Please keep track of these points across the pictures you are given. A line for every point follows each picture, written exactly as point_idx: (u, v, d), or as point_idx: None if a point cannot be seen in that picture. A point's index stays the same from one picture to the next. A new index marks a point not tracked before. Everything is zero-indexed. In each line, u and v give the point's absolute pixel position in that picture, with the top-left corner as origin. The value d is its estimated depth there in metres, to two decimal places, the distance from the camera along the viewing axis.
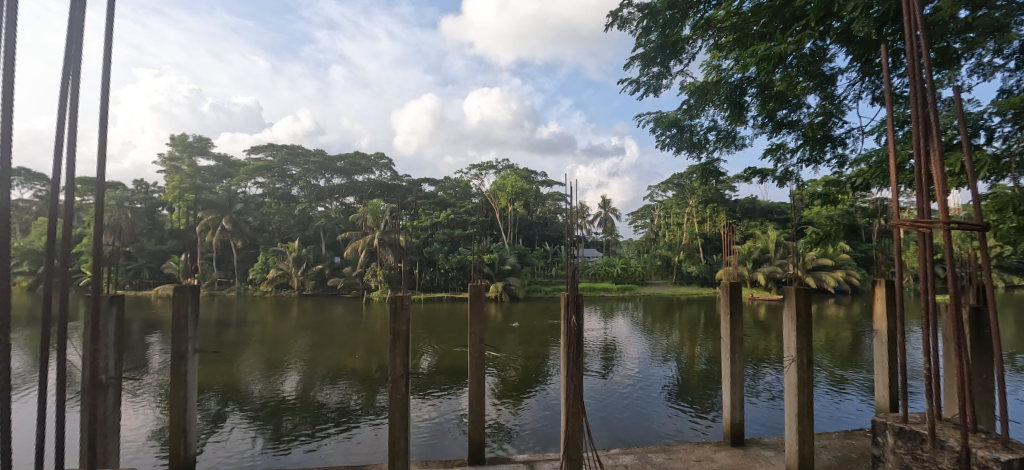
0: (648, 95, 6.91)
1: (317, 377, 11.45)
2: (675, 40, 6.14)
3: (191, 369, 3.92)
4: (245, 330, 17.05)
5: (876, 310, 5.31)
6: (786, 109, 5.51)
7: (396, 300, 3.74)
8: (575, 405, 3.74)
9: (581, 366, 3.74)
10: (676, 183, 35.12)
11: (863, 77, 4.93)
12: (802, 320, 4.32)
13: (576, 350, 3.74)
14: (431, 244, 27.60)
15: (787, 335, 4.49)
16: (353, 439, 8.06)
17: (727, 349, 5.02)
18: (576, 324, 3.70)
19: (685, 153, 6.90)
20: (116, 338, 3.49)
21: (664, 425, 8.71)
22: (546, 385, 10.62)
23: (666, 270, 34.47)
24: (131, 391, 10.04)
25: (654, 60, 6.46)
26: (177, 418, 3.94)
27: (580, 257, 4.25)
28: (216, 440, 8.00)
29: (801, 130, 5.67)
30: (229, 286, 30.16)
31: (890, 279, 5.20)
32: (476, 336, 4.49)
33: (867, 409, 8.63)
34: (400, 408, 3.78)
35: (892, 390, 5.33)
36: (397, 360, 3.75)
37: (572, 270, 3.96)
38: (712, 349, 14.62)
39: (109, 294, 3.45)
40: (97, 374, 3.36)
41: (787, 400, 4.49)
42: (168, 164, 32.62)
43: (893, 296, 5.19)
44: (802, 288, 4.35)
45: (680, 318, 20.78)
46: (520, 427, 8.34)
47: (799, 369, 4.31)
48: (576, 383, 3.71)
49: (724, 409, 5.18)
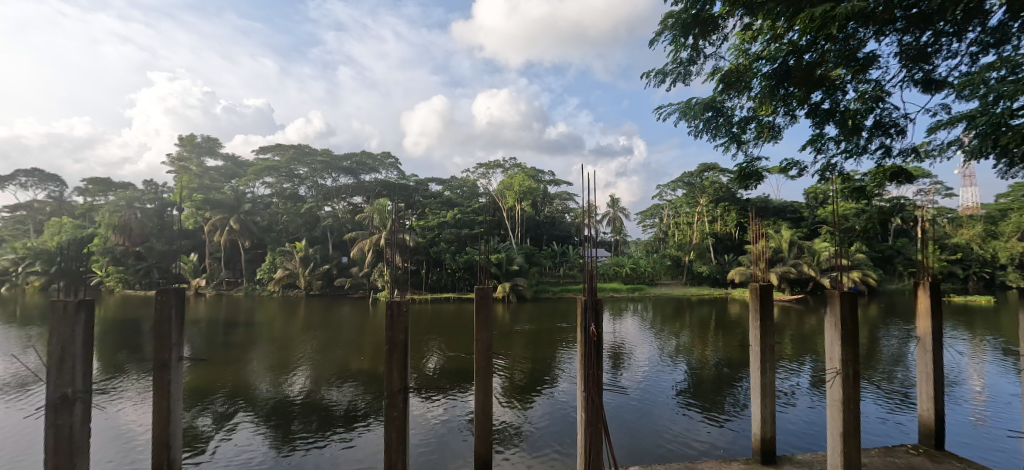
0: (673, 83, 6.43)
1: (325, 378, 11.30)
2: (708, 17, 5.34)
3: (175, 378, 3.73)
4: (253, 330, 16.96)
5: (919, 316, 5.05)
6: (820, 95, 5.08)
7: (394, 307, 3.51)
8: (593, 421, 3.51)
9: (598, 378, 3.50)
10: (685, 182, 34.59)
11: (904, 62, 4.50)
12: (845, 328, 4.02)
13: (595, 364, 3.51)
14: (438, 244, 27.32)
15: (829, 344, 4.21)
16: (357, 440, 7.87)
17: (757, 357, 4.75)
18: (596, 334, 3.49)
19: (720, 143, 6.32)
20: (86, 349, 3.34)
21: (678, 428, 8.43)
22: (556, 387, 10.37)
23: (676, 270, 33.90)
24: (124, 392, 9.86)
25: (683, 44, 5.77)
26: (161, 433, 3.72)
27: (595, 258, 4.00)
28: (222, 440, 7.87)
29: (838, 120, 5.25)
30: (237, 286, 30.13)
31: (936, 283, 4.91)
32: (482, 342, 4.20)
33: (898, 416, 8.26)
34: (396, 428, 3.54)
35: (939, 403, 5.07)
36: (395, 374, 3.53)
37: (588, 275, 3.70)
38: (724, 350, 14.34)
39: (79, 300, 3.29)
40: (63, 387, 3.23)
41: (829, 415, 4.23)
42: (178, 164, 32.95)
43: (940, 302, 4.89)
44: (846, 292, 4.06)
45: (690, 319, 20.41)
46: (529, 428, 8.17)
47: (844, 382, 4.02)
48: (595, 397, 3.49)
49: (753, 422, 4.93)
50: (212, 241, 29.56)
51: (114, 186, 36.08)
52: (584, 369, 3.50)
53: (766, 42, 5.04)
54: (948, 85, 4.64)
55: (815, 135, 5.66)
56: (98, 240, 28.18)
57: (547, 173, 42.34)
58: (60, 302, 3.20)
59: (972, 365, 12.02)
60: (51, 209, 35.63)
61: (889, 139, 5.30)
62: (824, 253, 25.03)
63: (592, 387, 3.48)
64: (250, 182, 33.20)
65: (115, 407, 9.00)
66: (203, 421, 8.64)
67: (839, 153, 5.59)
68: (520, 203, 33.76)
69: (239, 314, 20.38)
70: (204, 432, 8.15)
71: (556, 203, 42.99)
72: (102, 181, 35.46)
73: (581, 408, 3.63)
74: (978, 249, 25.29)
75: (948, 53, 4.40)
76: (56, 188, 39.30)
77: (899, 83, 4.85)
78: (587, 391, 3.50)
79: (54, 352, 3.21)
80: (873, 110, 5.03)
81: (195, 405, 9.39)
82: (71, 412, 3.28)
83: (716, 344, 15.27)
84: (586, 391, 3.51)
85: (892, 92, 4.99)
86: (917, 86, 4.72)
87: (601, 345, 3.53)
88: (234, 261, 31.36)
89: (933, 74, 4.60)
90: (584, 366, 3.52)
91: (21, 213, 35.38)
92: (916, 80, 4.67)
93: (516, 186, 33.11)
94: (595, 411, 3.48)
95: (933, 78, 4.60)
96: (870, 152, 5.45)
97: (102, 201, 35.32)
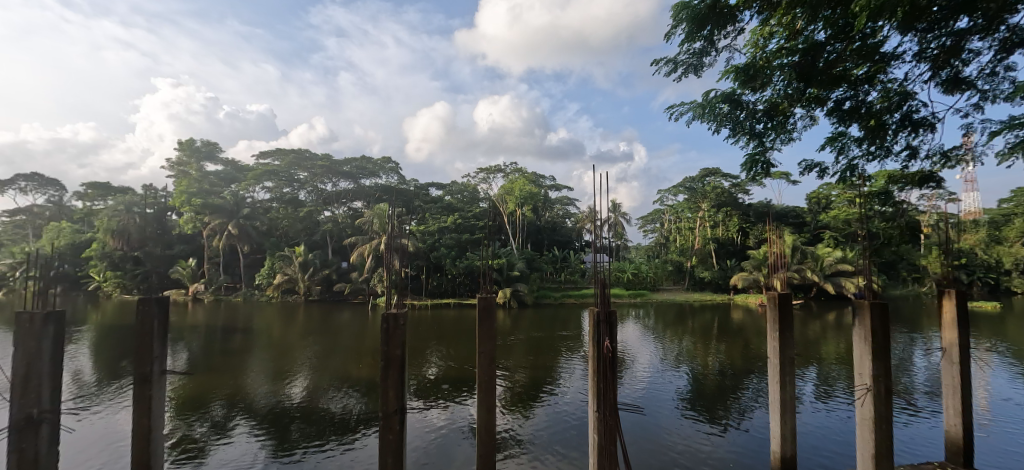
0: (687, 75, 6.23)
1: (325, 384, 11.10)
2: (723, 8, 5.16)
3: (156, 393, 3.57)
4: (251, 336, 16.78)
5: (945, 327, 4.92)
6: (838, 94, 4.95)
7: (390, 320, 3.33)
8: (606, 445, 3.35)
9: (611, 395, 3.35)
10: (687, 186, 34.44)
11: (927, 60, 4.37)
12: (875, 341, 3.96)
13: (607, 381, 3.35)
14: (438, 249, 27.06)
15: (859, 359, 4.14)
16: (356, 448, 7.67)
17: (776, 369, 4.58)
18: (611, 350, 3.33)
19: (736, 139, 6.12)
20: (52, 366, 3.20)
21: (682, 435, 8.24)
22: (558, 394, 10.17)
23: (678, 275, 33.61)
24: (111, 399, 9.61)
25: (697, 36, 5.59)
26: (140, 452, 3.53)
27: (605, 266, 3.82)
28: (220, 447, 7.68)
29: (861, 120, 5.09)
30: (236, 291, 29.85)
31: (961, 292, 4.79)
32: (486, 353, 3.97)
33: (914, 426, 8.01)
34: (391, 452, 3.36)
35: (967, 419, 4.94)
36: (390, 394, 3.36)
37: (600, 283, 3.53)
38: (726, 357, 14.19)
39: (47, 312, 3.17)
40: (27, 408, 3.10)
41: (860, 435, 4.16)
42: (176, 169, 33.05)
43: (965, 313, 4.77)
44: (878, 304, 3.97)
45: (693, 325, 20.23)
46: (530, 434, 8.01)
47: (877, 400, 3.96)
48: (608, 417, 3.33)
49: (772, 438, 4.75)
50: (211, 245, 29.41)
51: (113, 190, 36.03)
52: (596, 387, 3.34)
53: (782, 39, 4.92)
54: (974, 85, 4.51)
55: (834, 135, 5.52)
56: (96, 245, 27.76)
57: (547, 178, 42.29)
58: (27, 316, 3.09)
59: (979, 372, 11.81)
60: (51, 214, 35.60)
61: (914, 137, 5.11)
62: (827, 259, 24.98)
63: (602, 405, 3.34)
64: (250, 187, 33.07)
65: (104, 414, 8.78)
66: (200, 428, 8.45)
67: (861, 153, 5.45)
68: (520, 208, 33.72)
69: (238, 320, 20.12)
70: (202, 440, 7.96)
71: (557, 208, 42.97)
72: (102, 185, 35.47)
73: (592, 429, 3.45)
74: (982, 254, 25.03)
75: (973, 52, 4.25)
76: (55, 193, 39.22)
77: (924, 81, 4.70)
78: (599, 410, 3.35)
79: (19, 370, 3.07)
80: (900, 109, 4.87)
81: (192, 413, 9.18)
82: (36, 433, 3.14)
83: (720, 350, 15.02)
84: (598, 411, 3.35)
85: (916, 92, 4.83)
86: (939, 86, 4.58)
87: (616, 360, 3.37)
88: (233, 267, 31.15)
89: (960, 73, 4.46)
90: (597, 383, 3.37)
91: (20, 217, 35.39)
92: (942, 79, 4.52)
93: (516, 191, 33.15)
94: (607, 431, 3.33)
95: (961, 76, 4.45)
96: (894, 152, 5.27)
97: (101, 205, 35.22)
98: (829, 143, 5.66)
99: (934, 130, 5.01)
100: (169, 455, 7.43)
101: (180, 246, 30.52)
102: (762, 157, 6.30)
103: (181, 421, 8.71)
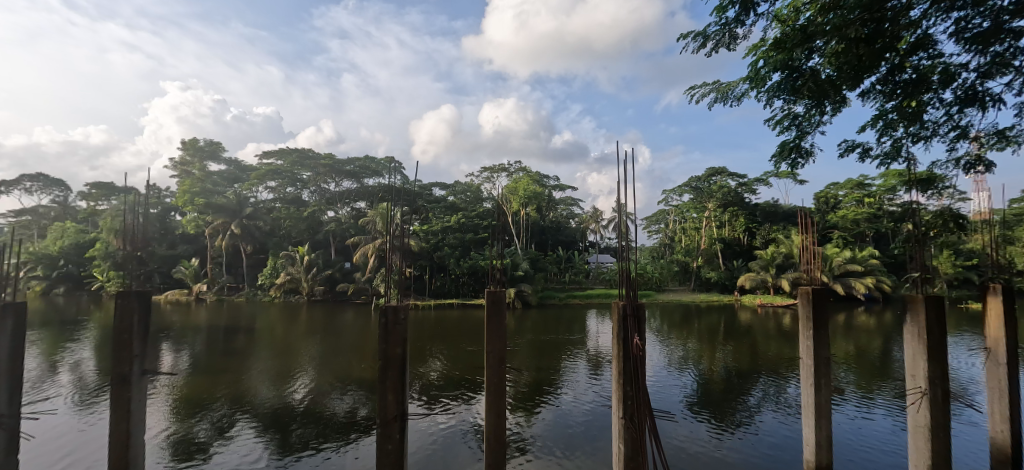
0: (716, 51, 5.96)
1: (327, 385, 10.92)
2: None
3: (134, 395, 3.38)
4: (254, 336, 16.66)
5: (990, 328, 4.74)
6: (872, 73, 4.72)
7: (389, 313, 3.14)
8: (633, 455, 3.14)
9: (642, 396, 3.15)
10: (693, 186, 34.14)
11: (971, 36, 4.14)
12: (930, 339, 4.00)
13: (636, 386, 3.16)
14: (442, 249, 26.73)
15: (912, 361, 4.17)
16: (351, 452, 7.34)
17: (809, 371, 4.36)
18: (640, 347, 3.14)
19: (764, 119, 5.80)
20: (10, 367, 3.16)
21: (685, 435, 8.14)
22: (561, 397, 9.86)
23: (684, 276, 33.23)
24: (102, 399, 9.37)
25: (730, 4, 5.30)
26: (117, 456, 3.36)
27: (631, 257, 3.63)
28: (221, 447, 7.53)
29: (897, 102, 4.85)
30: (239, 291, 29.86)
31: (1007, 287, 4.62)
32: (495, 353, 3.75)
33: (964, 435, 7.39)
34: (391, 463, 3.15)
35: (1014, 425, 4.75)
36: (389, 399, 3.16)
37: (626, 276, 3.34)
38: (731, 357, 14.13)
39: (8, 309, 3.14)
40: None
41: (913, 443, 4.23)
42: (180, 168, 33.34)
43: (1011, 311, 4.63)
44: (931, 297, 3.99)
45: (700, 326, 20.11)
46: (534, 434, 7.89)
47: (931, 405, 4.02)
48: (636, 419, 3.14)
49: (806, 446, 4.51)
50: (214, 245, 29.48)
51: (117, 190, 36.18)
52: (621, 390, 3.15)
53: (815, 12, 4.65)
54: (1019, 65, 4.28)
55: (875, 116, 5.22)
56: (100, 245, 27.71)
57: (551, 178, 42.04)
58: None
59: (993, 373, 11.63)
60: (57, 214, 36.04)
61: (958, 116, 4.86)
62: (837, 259, 24.76)
63: (629, 410, 3.15)
64: (253, 187, 33.00)
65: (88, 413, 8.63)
66: (202, 428, 8.31)
67: (902, 135, 5.18)
68: (524, 208, 33.56)
69: (241, 320, 20.06)
70: (202, 439, 7.80)
71: (561, 209, 42.90)
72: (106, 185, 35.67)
73: (617, 438, 3.24)
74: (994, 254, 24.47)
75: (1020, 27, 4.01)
76: (59, 193, 39.41)
77: (969, 61, 4.45)
78: (624, 415, 3.17)
79: None
80: (940, 88, 4.64)
81: (194, 412, 9.06)
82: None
83: (726, 351, 14.93)
84: (625, 418, 3.14)
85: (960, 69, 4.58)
86: (982, 66, 4.35)
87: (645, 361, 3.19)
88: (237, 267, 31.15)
89: (1006, 52, 4.22)
90: (624, 387, 3.16)
91: (25, 218, 35.66)
92: (983, 58, 4.30)
93: (520, 190, 32.87)
94: (635, 433, 3.12)
95: (1006, 56, 4.21)
96: (935, 130, 5.00)
97: (105, 205, 35.36)
98: (871, 124, 5.34)
99: (983, 108, 4.73)
100: (168, 454, 7.28)
101: (183, 246, 30.56)
102: (796, 145, 5.88)
103: (183, 421, 8.58)
